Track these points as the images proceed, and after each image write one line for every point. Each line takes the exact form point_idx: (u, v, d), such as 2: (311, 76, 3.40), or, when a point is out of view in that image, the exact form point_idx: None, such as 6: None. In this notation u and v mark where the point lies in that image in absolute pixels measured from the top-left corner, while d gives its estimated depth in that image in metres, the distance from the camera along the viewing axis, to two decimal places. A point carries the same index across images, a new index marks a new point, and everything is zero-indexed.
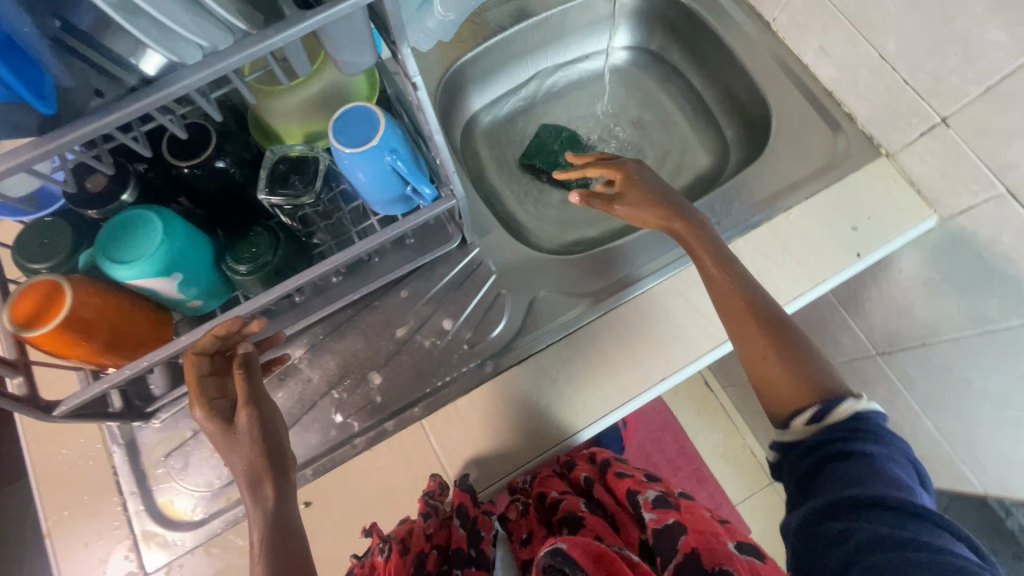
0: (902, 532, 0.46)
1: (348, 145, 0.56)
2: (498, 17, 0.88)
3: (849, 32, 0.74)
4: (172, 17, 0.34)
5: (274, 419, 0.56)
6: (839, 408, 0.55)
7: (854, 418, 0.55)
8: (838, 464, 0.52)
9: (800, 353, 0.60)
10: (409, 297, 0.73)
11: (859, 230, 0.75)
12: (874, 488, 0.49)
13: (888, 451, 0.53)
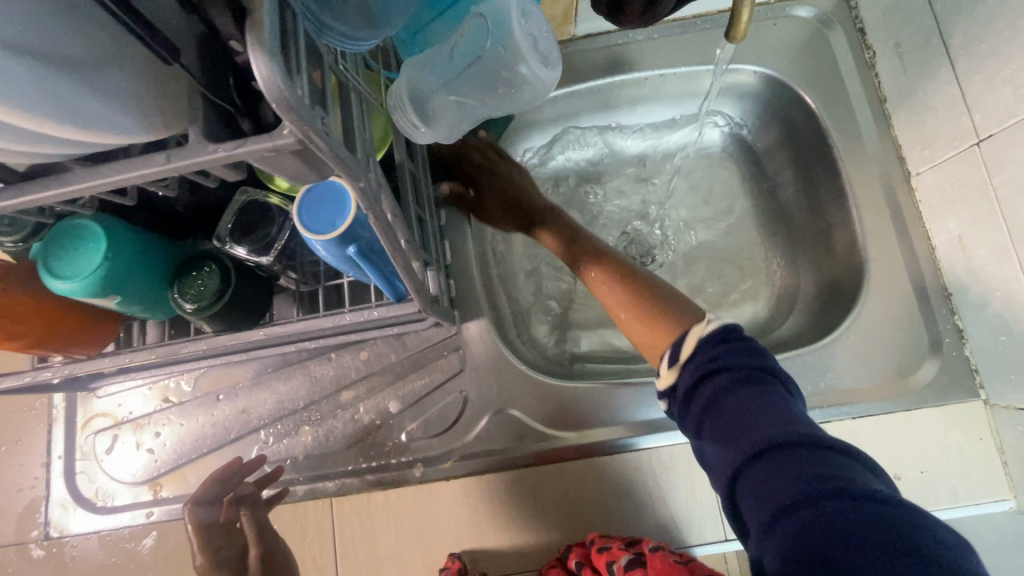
0: (809, 481, 0.39)
1: (308, 228, 0.48)
2: (582, 65, 0.74)
3: (1002, 243, 0.55)
4: (25, 140, 0.28)
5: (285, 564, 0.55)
6: (693, 332, 0.51)
7: (722, 334, 0.50)
8: (721, 402, 0.46)
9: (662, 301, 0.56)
10: (366, 362, 0.67)
11: (901, 482, 0.60)
12: (768, 428, 0.42)
13: (760, 366, 0.48)
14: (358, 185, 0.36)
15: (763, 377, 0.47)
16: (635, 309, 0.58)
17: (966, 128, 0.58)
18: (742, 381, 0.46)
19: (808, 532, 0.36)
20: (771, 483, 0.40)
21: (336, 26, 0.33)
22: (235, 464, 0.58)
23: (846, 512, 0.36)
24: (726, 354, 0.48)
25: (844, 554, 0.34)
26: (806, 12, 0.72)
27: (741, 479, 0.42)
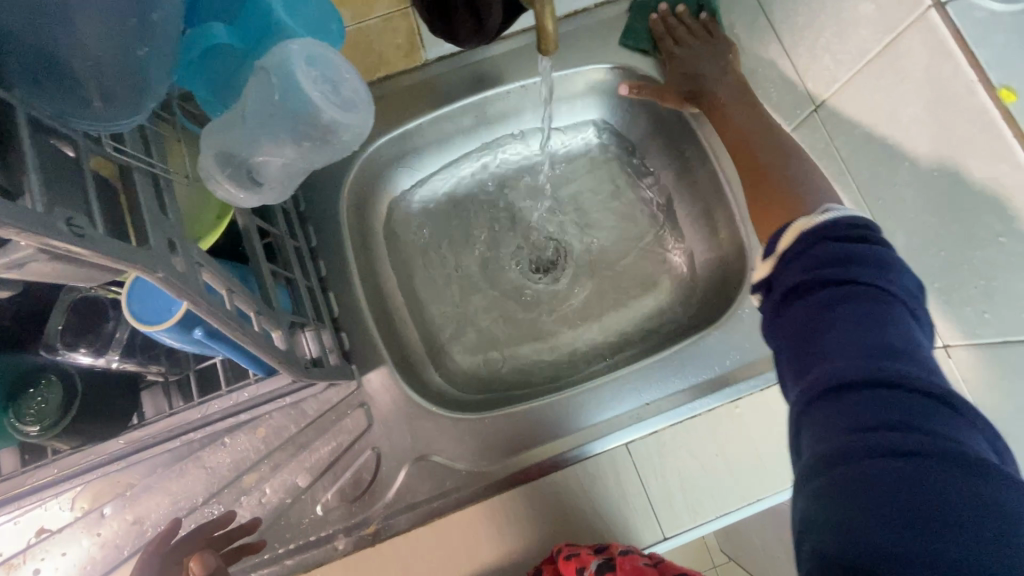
0: (887, 432, 0.33)
1: (143, 321, 0.43)
2: (442, 89, 0.72)
3: None
4: None
5: None
6: (796, 226, 0.44)
7: (841, 232, 0.42)
8: (812, 318, 0.40)
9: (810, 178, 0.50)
10: (266, 440, 0.62)
11: None
12: (843, 361, 0.37)
13: (881, 281, 0.39)
14: (154, 279, 0.32)
15: (876, 299, 0.39)
16: (759, 205, 0.52)
17: (804, 96, 0.60)
18: (836, 303, 0.39)
19: (857, 485, 0.32)
20: (836, 422, 0.35)
21: (79, 111, 0.29)
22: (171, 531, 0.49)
23: (918, 476, 0.31)
24: (832, 264, 0.40)
25: (893, 517, 0.30)
26: (645, 5, 0.74)
27: (803, 408, 0.37)
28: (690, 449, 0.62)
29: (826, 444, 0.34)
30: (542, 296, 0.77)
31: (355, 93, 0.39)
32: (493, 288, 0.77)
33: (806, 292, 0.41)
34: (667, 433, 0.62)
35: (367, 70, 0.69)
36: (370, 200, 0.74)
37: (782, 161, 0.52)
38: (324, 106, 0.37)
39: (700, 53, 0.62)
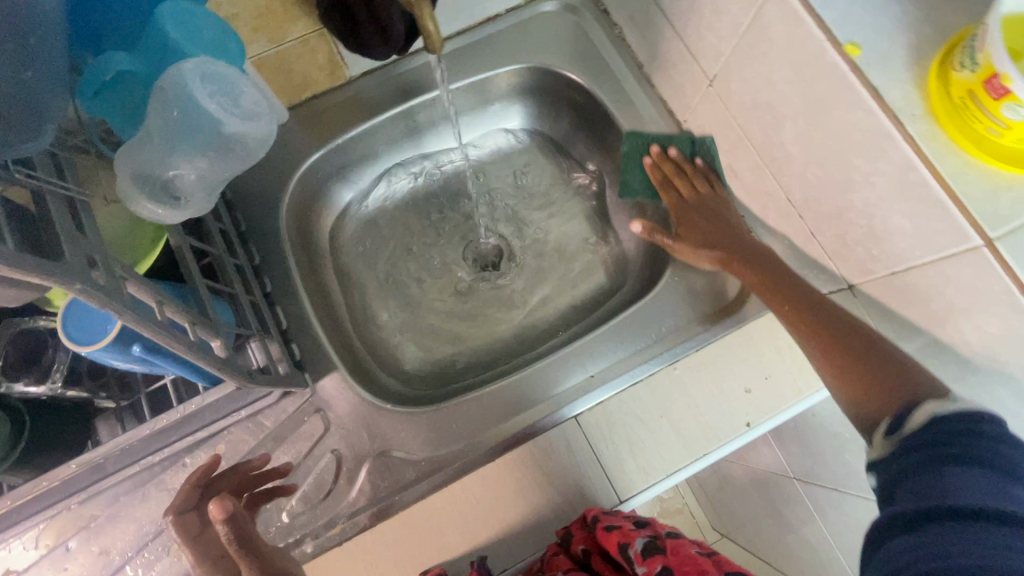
0: (962, 566, 0.36)
1: (80, 342, 0.45)
2: (368, 103, 0.76)
3: (755, 161, 0.62)
4: None
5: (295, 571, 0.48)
6: (924, 406, 0.43)
7: (953, 418, 0.41)
8: (912, 469, 0.41)
9: (882, 351, 0.49)
10: (226, 456, 0.64)
11: (753, 393, 0.65)
12: (944, 500, 0.39)
13: (1000, 436, 0.40)
14: (70, 289, 0.34)
15: (1002, 478, 0.38)
16: (821, 339, 0.52)
17: (699, 74, 0.65)
18: (960, 456, 0.40)
19: None
20: (925, 544, 0.38)
21: None
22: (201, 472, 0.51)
23: None
24: (966, 426, 0.40)
25: None
26: (552, 7, 0.78)
27: (892, 528, 0.40)
28: (636, 414, 0.65)
29: (935, 562, 0.37)
30: (487, 290, 0.81)
31: (257, 103, 0.43)
32: (441, 288, 0.81)
33: (914, 441, 0.42)
34: (613, 402, 0.65)
35: (293, 92, 0.72)
36: (313, 215, 0.77)
37: (863, 338, 0.50)
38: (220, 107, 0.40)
39: (704, 203, 0.67)
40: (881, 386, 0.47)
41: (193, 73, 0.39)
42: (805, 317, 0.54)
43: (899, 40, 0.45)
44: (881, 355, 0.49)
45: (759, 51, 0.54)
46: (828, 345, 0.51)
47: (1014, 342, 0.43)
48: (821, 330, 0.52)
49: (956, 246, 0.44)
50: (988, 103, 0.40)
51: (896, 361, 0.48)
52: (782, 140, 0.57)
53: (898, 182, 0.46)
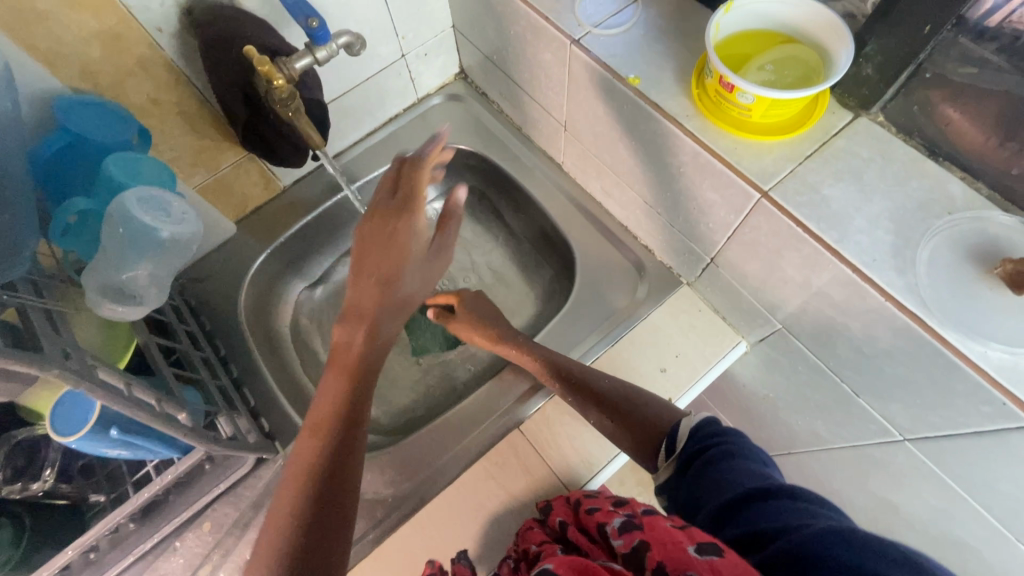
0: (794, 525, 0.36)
1: (67, 435, 0.54)
2: (302, 205, 0.90)
3: (614, 178, 0.75)
4: None
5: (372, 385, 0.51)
6: (683, 425, 0.52)
7: (704, 432, 0.49)
8: (704, 481, 0.45)
9: (645, 395, 0.60)
10: (212, 531, 0.70)
11: (668, 371, 0.73)
12: (744, 480, 0.42)
13: (733, 436, 0.47)
14: (50, 372, 0.43)
15: (738, 449, 0.46)
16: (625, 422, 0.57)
17: (555, 122, 0.79)
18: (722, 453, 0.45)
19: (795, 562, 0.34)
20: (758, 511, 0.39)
21: None
22: (423, 198, 0.56)
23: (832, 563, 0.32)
24: (713, 434, 0.48)
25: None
26: (439, 99, 0.96)
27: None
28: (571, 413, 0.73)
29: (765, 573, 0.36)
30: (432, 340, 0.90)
31: (184, 212, 0.56)
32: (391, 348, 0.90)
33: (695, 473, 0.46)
34: (548, 405, 0.73)
35: (236, 208, 0.85)
36: (268, 307, 0.88)
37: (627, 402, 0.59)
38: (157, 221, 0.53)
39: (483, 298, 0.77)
40: (644, 419, 0.56)
41: (134, 198, 0.51)
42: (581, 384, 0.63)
43: (665, 66, 0.60)
44: (639, 401, 0.59)
45: (581, 95, 0.69)
46: (619, 421, 0.58)
47: (814, 265, 0.53)
48: (610, 405, 0.60)
49: (748, 203, 0.55)
50: (727, 95, 0.53)
51: (660, 402, 0.59)
52: (622, 157, 0.70)
53: (696, 166, 0.58)
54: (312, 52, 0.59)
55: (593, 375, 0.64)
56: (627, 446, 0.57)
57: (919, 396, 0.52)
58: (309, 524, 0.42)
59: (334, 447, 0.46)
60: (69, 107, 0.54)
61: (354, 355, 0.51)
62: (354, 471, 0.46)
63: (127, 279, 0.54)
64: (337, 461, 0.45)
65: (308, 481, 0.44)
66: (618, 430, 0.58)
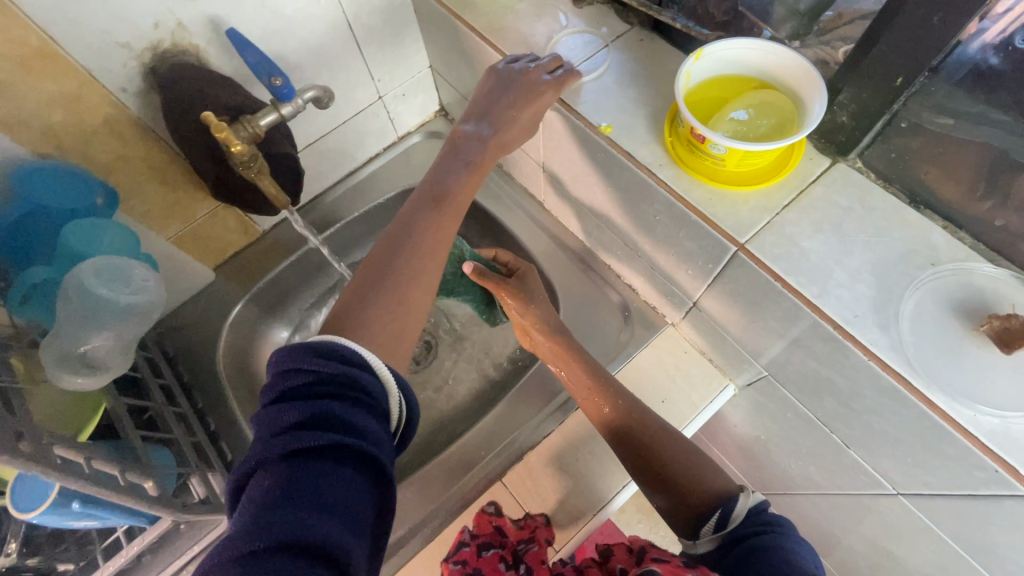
0: None
1: (28, 509, 0.52)
2: (283, 247, 0.89)
3: (594, 219, 0.74)
4: None
5: (411, 277, 0.47)
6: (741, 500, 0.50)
7: (755, 516, 0.48)
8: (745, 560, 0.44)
9: (699, 457, 0.57)
10: None
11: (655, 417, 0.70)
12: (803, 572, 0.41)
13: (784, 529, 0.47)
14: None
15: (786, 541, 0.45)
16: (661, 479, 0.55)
17: (533, 163, 0.78)
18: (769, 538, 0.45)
19: None
20: None
21: None
22: (506, 83, 0.57)
23: None
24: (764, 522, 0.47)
25: None
26: (419, 137, 0.95)
27: None
28: (555, 462, 0.70)
29: None
30: (415, 382, 0.88)
31: (144, 279, 0.57)
32: None
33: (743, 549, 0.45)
34: (532, 455, 0.71)
35: (214, 254, 0.84)
36: (248, 353, 0.86)
37: (677, 452, 0.57)
38: (112, 291, 0.54)
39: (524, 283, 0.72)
40: (694, 484, 0.54)
41: (88, 271, 0.52)
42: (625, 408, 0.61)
43: (638, 113, 0.59)
44: (691, 461, 0.56)
45: (557, 140, 0.67)
46: (659, 477, 0.55)
47: (795, 319, 0.51)
48: (653, 455, 0.57)
49: (726, 253, 0.54)
50: (700, 145, 0.52)
51: (714, 469, 0.55)
52: (600, 200, 0.68)
53: (671, 214, 0.56)
54: (277, 108, 0.59)
55: (652, 418, 0.60)
56: (662, 502, 0.55)
57: (909, 454, 0.50)
58: (370, 307, 0.45)
59: (393, 246, 0.48)
60: (24, 178, 0.55)
61: (442, 191, 0.52)
62: (429, 272, 0.48)
63: (77, 343, 0.52)
64: (393, 263, 0.47)
65: (374, 255, 0.48)
66: (646, 474, 0.57)
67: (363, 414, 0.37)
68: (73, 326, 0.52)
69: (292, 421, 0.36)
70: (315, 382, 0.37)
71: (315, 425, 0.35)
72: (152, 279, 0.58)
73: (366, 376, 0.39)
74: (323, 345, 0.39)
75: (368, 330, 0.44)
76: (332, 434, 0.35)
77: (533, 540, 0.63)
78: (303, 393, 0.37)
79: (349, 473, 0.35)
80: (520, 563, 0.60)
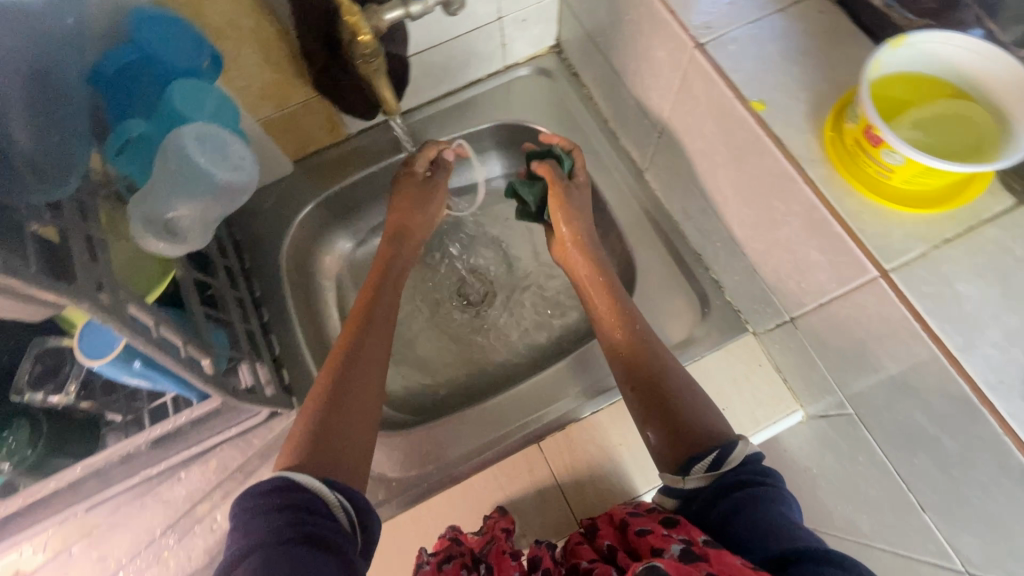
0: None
1: (92, 357, 0.53)
2: (365, 156, 0.86)
3: (703, 203, 0.68)
4: None
5: (363, 387, 0.57)
6: (741, 446, 0.53)
7: (742, 469, 0.51)
8: (733, 515, 0.48)
9: (705, 402, 0.59)
10: (216, 471, 0.70)
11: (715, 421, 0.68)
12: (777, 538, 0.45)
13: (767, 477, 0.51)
14: (81, 306, 0.41)
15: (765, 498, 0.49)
16: (653, 409, 0.59)
17: (650, 126, 0.72)
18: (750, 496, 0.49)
19: None
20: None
21: (22, 185, 0.41)
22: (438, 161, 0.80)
23: None
24: (753, 472, 0.51)
25: None
26: (526, 71, 0.88)
27: None
28: (596, 439, 0.69)
29: None
30: (467, 323, 0.87)
31: (241, 158, 0.54)
32: (426, 322, 0.87)
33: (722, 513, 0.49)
34: (574, 428, 0.69)
35: (297, 147, 0.82)
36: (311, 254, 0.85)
37: (678, 388, 0.60)
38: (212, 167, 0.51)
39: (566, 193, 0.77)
40: (692, 424, 0.57)
41: (190, 136, 0.50)
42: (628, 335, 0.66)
43: (800, 96, 0.51)
44: (693, 402, 0.59)
45: (690, 107, 0.60)
46: (658, 408, 0.59)
47: (920, 367, 0.46)
48: (650, 388, 0.61)
49: (859, 276, 0.48)
50: (870, 149, 0.45)
51: (717, 416, 0.58)
52: (718, 184, 0.62)
53: (805, 220, 0.51)
54: (405, 5, 0.54)
55: (667, 359, 0.63)
56: (657, 438, 0.58)
57: (1004, 540, 0.45)
58: (336, 423, 0.53)
59: (339, 372, 0.57)
60: (139, 22, 0.52)
61: (371, 317, 0.65)
62: (370, 388, 0.58)
63: (162, 207, 0.50)
64: (349, 377, 0.57)
65: (318, 392, 0.56)
66: (643, 408, 0.60)
67: (326, 519, 0.44)
68: (161, 188, 0.50)
69: (265, 541, 0.41)
70: (287, 506, 0.43)
71: (286, 539, 0.41)
72: (250, 158, 0.55)
73: (317, 498, 0.45)
74: (279, 481, 0.45)
75: (318, 447, 0.50)
76: (304, 544, 0.41)
77: (492, 538, 0.60)
78: (275, 514, 0.42)
79: (331, 556, 0.41)
80: (481, 563, 0.57)
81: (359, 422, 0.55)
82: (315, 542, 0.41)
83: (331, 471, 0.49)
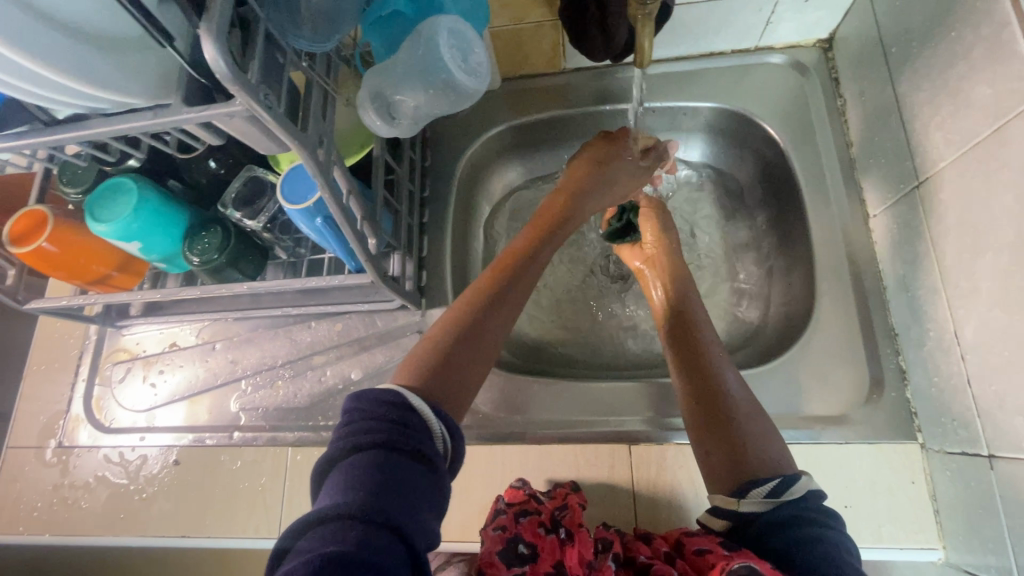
0: None
1: (288, 200, 0.58)
2: (576, 93, 0.82)
3: (937, 282, 0.56)
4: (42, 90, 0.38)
5: (495, 329, 0.51)
6: (804, 482, 0.47)
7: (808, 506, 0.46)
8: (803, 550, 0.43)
9: (766, 425, 0.53)
10: (339, 334, 0.77)
11: (851, 510, 0.60)
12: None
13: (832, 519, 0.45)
14: (305, 156, 0.44)
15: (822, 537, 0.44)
16: (711, 422, 0.53)
17: (909, 171, 0.60)
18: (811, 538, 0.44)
19: None
20: None
21: (293, 28, 0.44)
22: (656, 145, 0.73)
23: None
24: (819, 513, 0.45)
25: None
26: (779, 59, 0.77)
27: None
28: (690, 470, 0.64)
29: None
30: (601, 295, 0.84)
31: (480, 64, 0.53)
32: (560, 278, 0.86)
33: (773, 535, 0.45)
34: (673, 448, 0.65)
35: (512, 65, 0.80)
36: (482, 174, 0.86)
37: (745, 410, 0.54)
38: (454, 63, 0.50)
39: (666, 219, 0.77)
40: (750, 435, 0.51)
41: (444, 26, 0.49)
42: (692, 347, 0.61)
43: None
44: (756, 425, 0.52)
45: (987, 166, 0.48)
46: (717, 423, 0.53)
47: None
48: (706, 401, 0.55)
49: None
50: None
51: (778, 446, 0.51)
52: (975, 270, 0.50)
53: None
54: None
55: (724, 371, 0.58)
56: (712, 449, 0.52)
57: None
58: (454, 354, 0.48)
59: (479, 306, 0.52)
60: None
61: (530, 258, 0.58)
62: (491, 337, 0.51)
63: (396, 90, 0.51)
64: (485, 318, 0.51)
65: (450, 322, 0.51)
66: (698, 422, 0.54)
67: (425, 439, 0.42)
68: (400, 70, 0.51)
69: (373, 443, 0.40)
70: (389, 417, 0.42)
71: (390, 446, 0.40)
72: (485, 64, 0.53)
73: (420, 417, 0.43)
74: (393, 396, 0.43)
75: (436, 373, 0.47)
76: (399, 461, 0.39)
77: (566, 505, 0.61)
78: (380, 419, 0.41)
79: (420, 479, 0.40)
80: (560, 527, 0.58)
81: (482, 363, 0.49)
82: (411, 455, 0.40)
83: (440, 397, 0.46)
